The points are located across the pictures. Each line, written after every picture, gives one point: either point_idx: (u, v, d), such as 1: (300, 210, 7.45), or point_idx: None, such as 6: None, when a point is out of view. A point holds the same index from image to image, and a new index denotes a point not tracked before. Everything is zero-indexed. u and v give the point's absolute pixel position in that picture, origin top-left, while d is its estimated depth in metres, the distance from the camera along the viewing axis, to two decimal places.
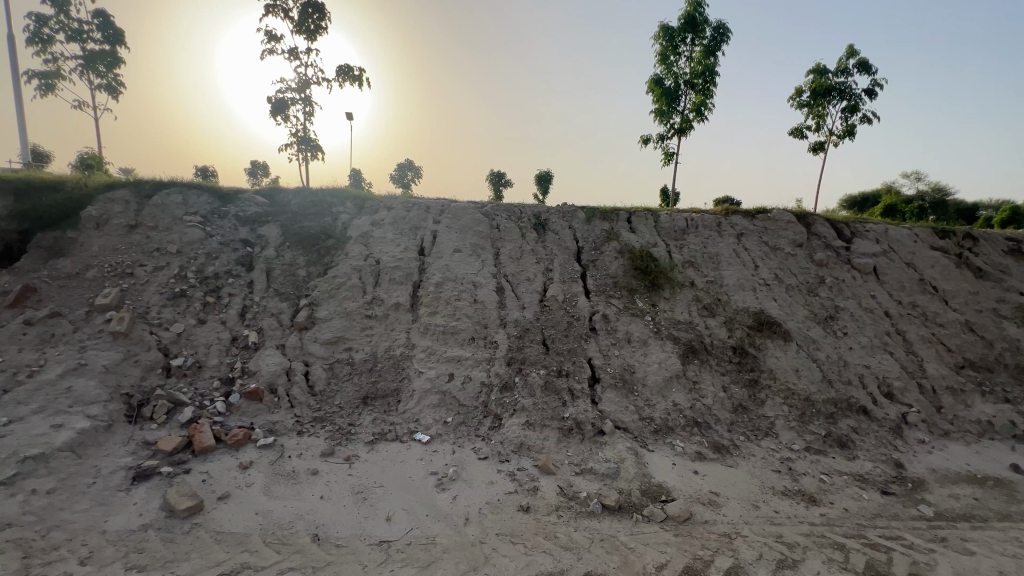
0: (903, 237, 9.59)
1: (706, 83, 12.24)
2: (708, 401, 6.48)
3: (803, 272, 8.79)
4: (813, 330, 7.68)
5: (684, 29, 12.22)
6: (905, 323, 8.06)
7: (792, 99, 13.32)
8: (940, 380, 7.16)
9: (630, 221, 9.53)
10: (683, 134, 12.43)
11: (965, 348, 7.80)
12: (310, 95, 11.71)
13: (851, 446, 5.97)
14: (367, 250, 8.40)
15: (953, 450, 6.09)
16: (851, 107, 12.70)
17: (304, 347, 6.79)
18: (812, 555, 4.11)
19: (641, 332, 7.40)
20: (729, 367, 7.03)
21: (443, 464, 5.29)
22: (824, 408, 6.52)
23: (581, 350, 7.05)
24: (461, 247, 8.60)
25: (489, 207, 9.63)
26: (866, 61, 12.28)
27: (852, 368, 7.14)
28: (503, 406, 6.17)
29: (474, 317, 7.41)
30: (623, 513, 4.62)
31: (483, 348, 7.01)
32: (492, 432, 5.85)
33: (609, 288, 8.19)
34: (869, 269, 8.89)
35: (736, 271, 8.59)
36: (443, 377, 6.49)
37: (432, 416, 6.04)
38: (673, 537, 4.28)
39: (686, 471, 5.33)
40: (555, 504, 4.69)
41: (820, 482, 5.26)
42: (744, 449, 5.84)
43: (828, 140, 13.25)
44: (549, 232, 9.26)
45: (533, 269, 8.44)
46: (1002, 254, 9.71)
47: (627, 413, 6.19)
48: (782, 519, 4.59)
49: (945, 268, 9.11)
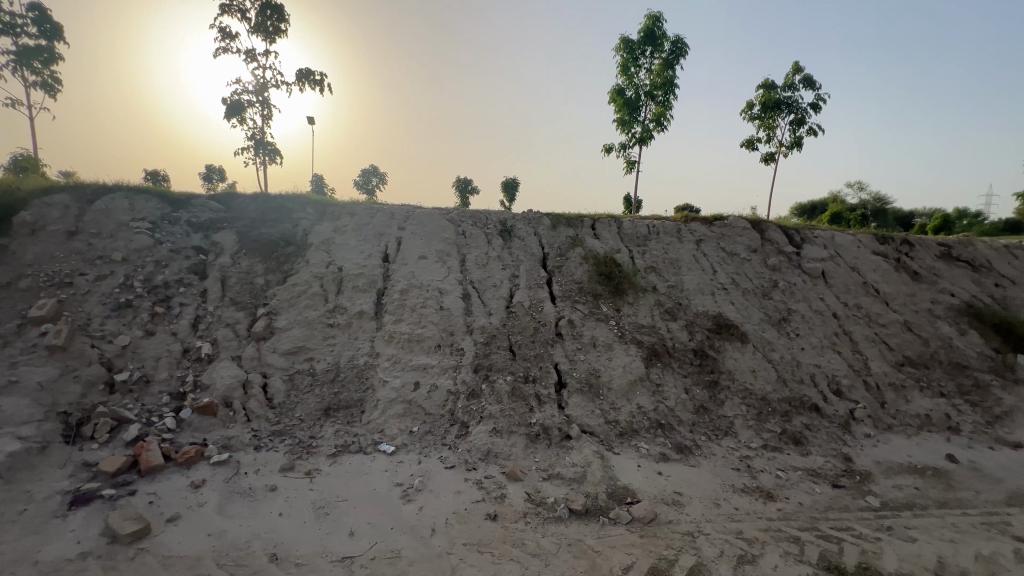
0: (847, 242, 10.19)
1: (665, 95, 12.65)
2: (671, 403, 6.64)
3: (758, 276, 9.18)
4: (768, 332, 8.01)
5: (643, 43, 12.62)
6: (851, 323, 8.53)
7: (744, 112, 13.96)
8: (883, 377, 7.60)
9: (595, 228, 9.71)
10: (643, 143, 12.78)
11: (905, 346, 8.31)
12: (268, 98, 11.38)
13: (805, 442, 6.24)
14: (329, 257, 8.20)
15: (896, 443, 6.45)
16: (798, 120, 13.42)
17: (262, 358, 6.54)
18: (770, 549, 4.25)
19: (606, 336, 7.53)
20: (691, 369, 7.23)
21: (408, 475, 5.18)
22: (779, 406, 6.80)
23: (547, 355, 7.10)
24: (426, 254, 8.53)
25: (454, 213, 9.59)
26: (810, 77, 13.05)
27: (805, 367, 7.49)
28: (470, 414, 6.12)
29: (441, 324, 7.34)
30: (590, 517, 4.65)
31: (450, 355, 6.94)
32: (459, 440, 5.79)
33: (575, 293, 8.30)
34: (817, 273, 9.39)
35: (696, 276, 8.89)
36: (409, 386, 6.39)
37: (397, 426, 5.91)
38: (639, 538, 4.34)
39: (651, 472, 5.43)
40: (523, 510, 4.67)
41: (776, 478, 5.46)
42: (706, 448, 6.01)
43: (778, 150, 13.93)
44: (515, 239, 9.29)
45: (499, 275, 8.45)
46: (935, 258, 10.46)
47: (594, 416, 6.27)
48: (741, 516, 4.74)
49: (885, 271, 9.72)
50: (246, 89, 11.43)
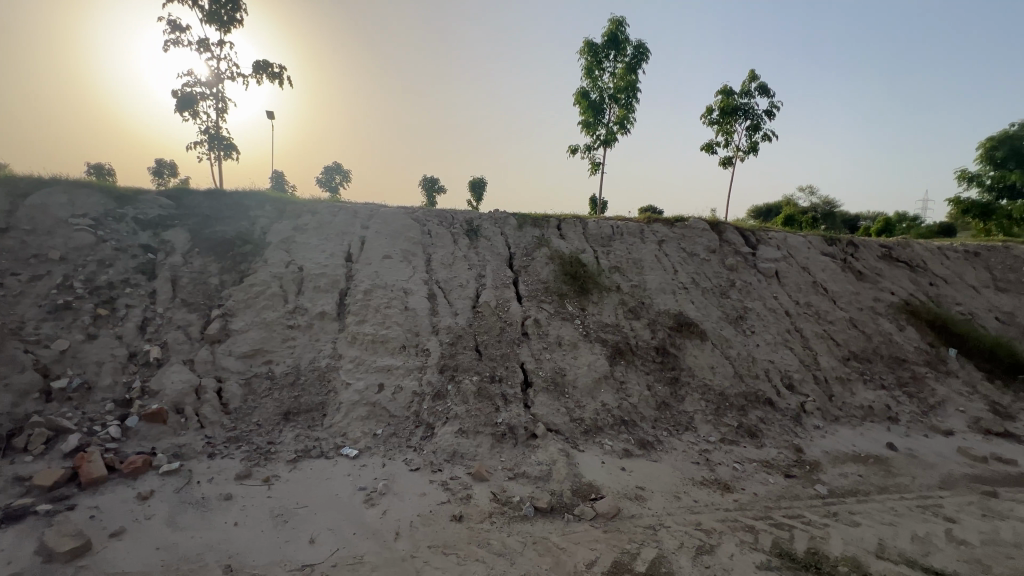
0: (799, 244, 10.70)
1: (628, 99, 12.91)
2: (634, 400, 6.79)
3: (716, 276, 9.51)
4: (726, 329, 8.32)
5: (607, 46, 12.84)
6: (802, 320, 8.97)
7: (704, 117, 14.43)
8: (831, 371, 8.02)
9: (560, 228, 9.82)
10: (608, 145, 13.01)
11: (851, 341, 8.79)
12: (223, 91, 10.91)
13: (760, 435, 6.51)
14: (289, 256, 7.94)
15: (842, 433, 6.82)
16: (754, 125, 13.98)
17: (216, 362, 6.26)
18: (726, 539, 4.41)
19: (571, 335, 7.62)
20: (653, 366, 7.41)
21: (372, 479, 5.08)
22: (736, 401, 7.07)
23: (513, 354, 7.12)
24: (391, 253, 8.39)
25: (419, 212, 9.48)
26: (765, 85, 13.62)
27: (760, 363, 7.81)
28: (436, 415, 6.07)
29: (406, 324, 7.25)
30: (555, 514, 4.70)
31: (415, 356, 6.85)
32: (424, 442, 5.73)
33: (541, 293, 8.36)
34: (771, 273, 9.81)
35: (658, 276, 9.12)
36: (373, 388, 6.27)
37: (360, 429, 5.79)
38: (602, 533, 4.41)
39: (614, 468, 5.53)
40: (489, 510, 4.67)
41: (733, 470, 5.68)
42: (667, 443, 6.17)
43: (735, 155, 14.47)
44: (481, 238, 9.28)
45: (465, 275, 8.41)
46: (877, 258, 11.13)
47: (559, 415, 6.34)
48: (700, 508, 4.90)
49: (833, 271, 10.27)
50: (198, 82, 10.92)
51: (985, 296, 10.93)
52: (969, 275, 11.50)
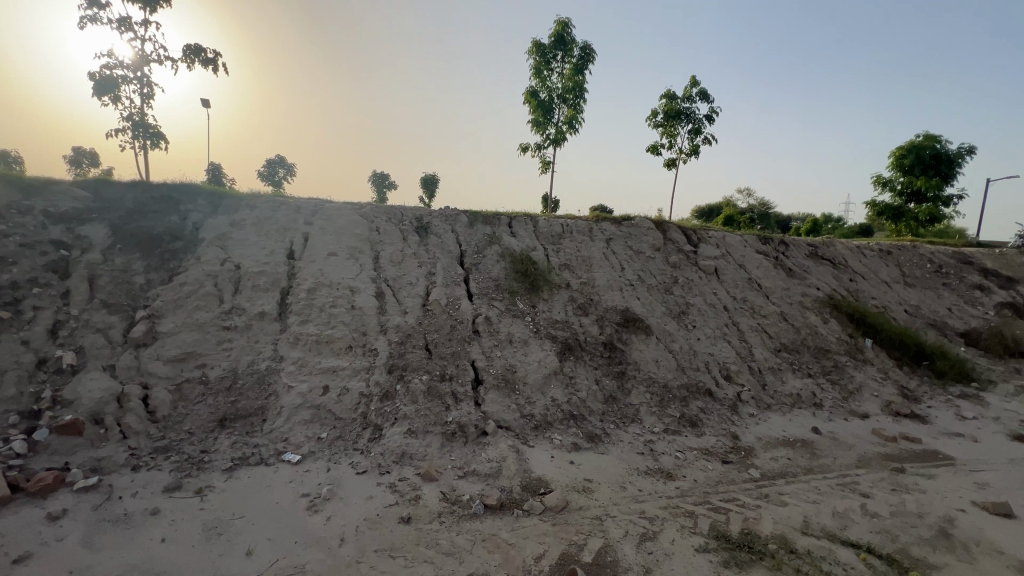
0: (736, 242, 11.31)
1: (577, 99, 13.15)
2: (583, 395, 6.93)
3: (660, 273, 9.89)
4: (669, 324, 8.67)
5: (555, 47, 13.01)
6: (739, 315, 9.50)
7: (649, 119, 14.94)
8: (764, 362, 8.55)
9: (511, 226, 9.86)
10: (558, 144, 13.18)
11: (782, 333, 9.40)
12: (150, 75, 10.12)
13: (700, 424, 6.83)
14: (224, 254, 7.48)
15: (774, 419, 7.28)
16: (695, 129, 14.63)
17: (141, 367, 5.80)
18: (668, 525, 4.60)
19: (522, 332, 7.67)
20: (601, 361, 7.61)
21: (316, 485, 4.89)
22: (679, 392, 7.38)
23: (464, 352, 7.08)
24: (337, 251, 8.11)
25: (367, 209, 9.22)
26: (705, 91, 14.28)
27: (700, 356, 8.21)
28: (384, 416, 5.93)
29: (352, 324, 7.03)
30: (504, 511, 4.71)
31: (362, 356, 6.66)
32: (372, 444, 5.58)
33: (491, 290, 8.36)
34: (711, 270, 10.32)
35: (606, 273, 9.37)
36: (317, 391, 6.04)
37: (303, 433, 5.57)
38: (551, 527, 4.47)
39: (564, 462, 5.63)
40: (438, 510, 4.62)
41: (675, 458, 5.93)
42: (614, 435, 6.35)
43: (678, 157, 15.09)
44: (431, 235, 9.16)
45: (415, 273, 8.27)
46: (805, 256, 11.97)
47: (509, 411, 6.37)
48: (644, 496, 5.08)
49: (766, 268, 10.94)
50: (120, 64, 10.06)
51: (896, 290, 12.02)
52: (883, 271, 12.60)
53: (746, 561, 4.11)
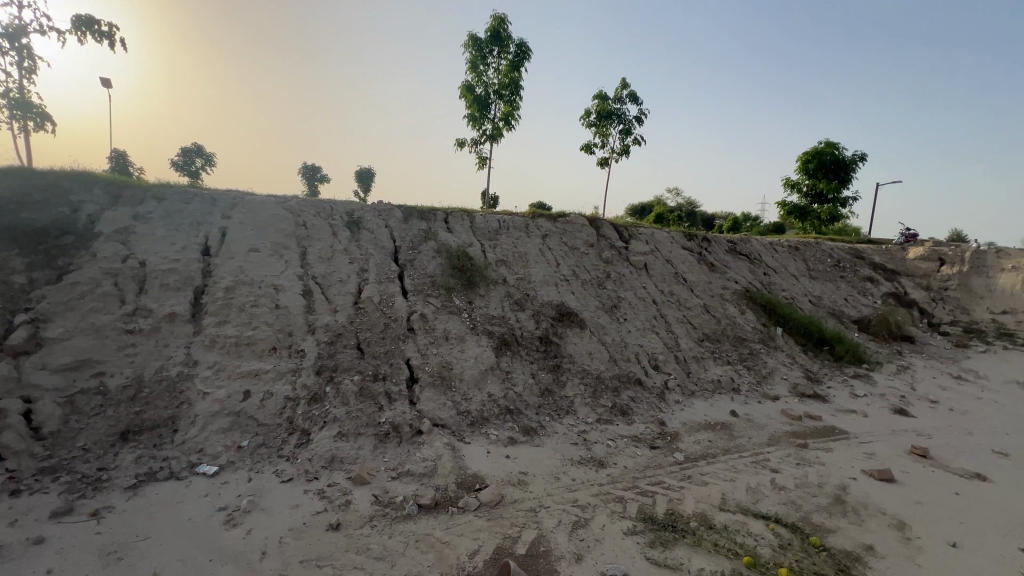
0: (663, 238, 11.92)
1: (512, 95, 13.20)
2: (519, 389, 7.00)
3: (594, 268, 10.21)
4: (602, 318, 8.97)
5: (491, 42, 12.97)
6: (666, 307, 10.01)
7: (583, 119, 15.33)
8: (689, 351, 9.07)
9: (447, 222, 9.75)
10: (494, 140, 13.18)
11: (704, 324, 10.03)
12: (30, 46, 8.90)
13: (630, 413, 7.13)
14: (126, 250, 6.76)
15: (697, 405, 7.76)
16: (626, 130, 15.20)
17: (23, 379, 5.11)
18: (599, 511, 4.76)
19: (458, 329, 7.61)
20: (537, 355, 7.72)
21: (234, 497, 4.56)
22: (611, 383, 7.66)
23: (398, 351, 6.91)
24: (258, 246, 7.60)
25: (293, 202, 8.72)
26: (634, 94, 14.88)
27: (631, 347, 8.57)
28: (312, 420, 5.65)
29: (277, 324, 6.63)
30: (439, 509, 4.65)
31: (288, 358, 6.30)
32: (298, 450, 5.29)
33: (427, 287, 8.22)
34: (641, 265, 10.80)
35: (542, 269, 9.51)
36: (236, 397, 5.63)
37: (221, 443, 5.17)
38: (486, 522, 4.48)
39: (499, 457, 5.65)
40: (369, 514, 4.47)
41: (607, 447, 6.14)
42: (550, 428, 6.47)
43: (611, 156, 15.61)
44: (363, 231, 8.84)
45: (346, 269, 7.94)
46: (725, 252, 12.84)
47: (445, 409, 6.30)
48: (577, 485, 5.22)
49: (690, 263, 11.61)
50: None
51: (802, 283, 13.22)
52: (792, 265, 13.80)
53: (670, 540, 4.34)
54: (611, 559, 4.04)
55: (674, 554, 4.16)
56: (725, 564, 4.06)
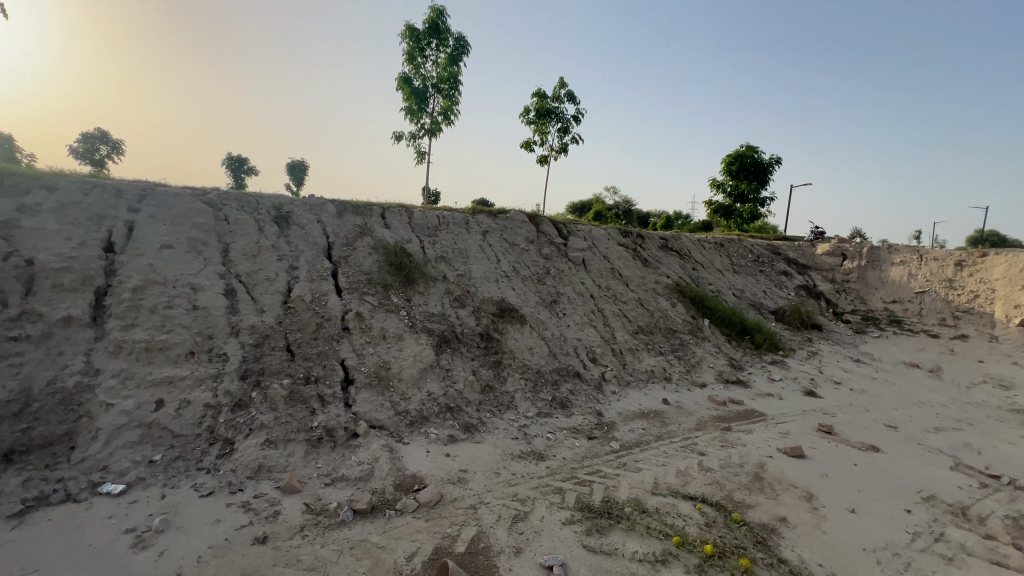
0: (600, 235, 12.28)
1: (451, 90, 13.01)
2: (459, 386, 6.94)
3: (534, 264, 10.33)
4: (542, 313, 9.10)
5: (429, 34, 12.70)
6: (603, 302, 10.33)
7: (522, 116, 15.43)
8: (625, 344, 9.42)
9: (384, 218, 9.48)
10: (433, 135, 12.95)
11: (639, 317, 10.46)
12: None
13: (569, 405, 7.29)
14: (9, 246, 5.94)
15: (632, 394, 8.08)
16: (564, 128, 15.48)
17: None
18: (538, 504, 4.82)
19: (397, 327, 7.41)
20: (477, 352, 7.68)
21: (144, 517, 4.16)
22: (550, 376, 7.79)
23: (331, 352, 6.61)
24: (172, 242, 6.96)
25: (212, 195, 8.09)
26: (572, 93, 15.18)
27: (570, 341, 8.76)
28: (236, 428, 5.27)
29: (195, 326, 6.12)
30: (375, 514, 4.52)
31: (208, 363, 5.83)
32: (220, 461, 4.92)
33: (363, 285, 7.93)
34: (579, 261, 11.07)
35: (482, 265, 9.48)
36: (147, 407, 5.14)
37: (129, 459, 4.70)
38: (424, 522, 4.40)
39: (439, 456, 5.58)
40: (299, 524, 4.25)
41: (547, 440, 6.24)
42: (490, 424, 6.46)
43: (550, 154, 15.85)
44: (293, 226, 8.37)
45: (274, 267, 7.48)
46: (658, 248, 13.46)
47: (383, 410, 6.11)
48: (517, 480, 5.26)
49: (626, 259, 12.06)
50: None
51: (726, 277, 14.13)
52: (717, 261, 14.71)
53: (606, 526, 4.49)
54: (550, 550, 4.10)
55: (610, 540, 4.30)
56: (657, 545, 4.26)
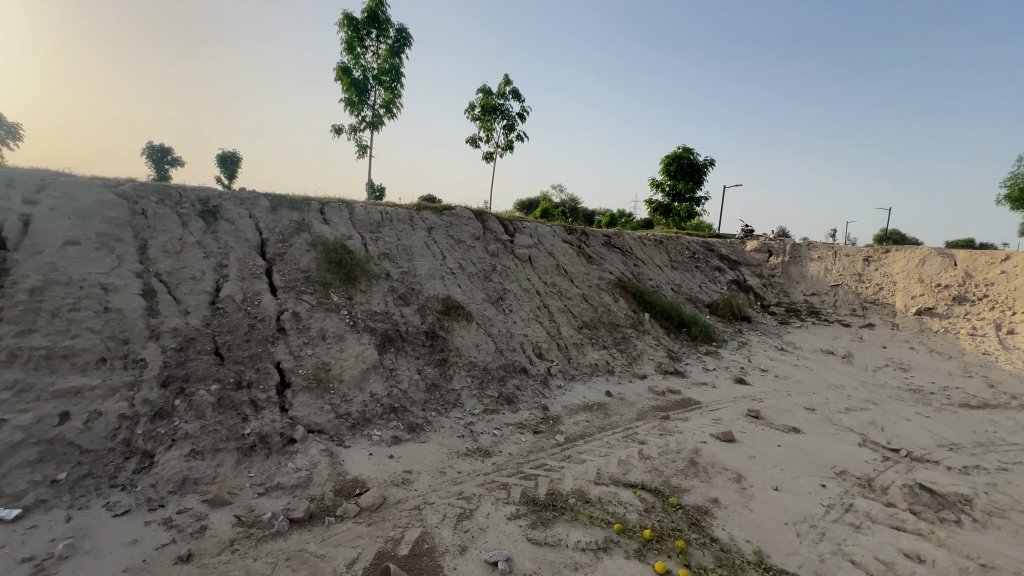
0: (546, 232, 12.45)
1: (393, 82, 12.67)
2: (404, 386, 6.79)
3: (480, 261, 10.30)
4: (488, 310, 9.10)
5: (368, 24, 12.29)
6: (549, 298, 10.48)
7: (467, 112, 15.32)
8: (570, 339, 9.61)
9: (323, 213, 9.09)
10: (375, 128, 12.57)
11: (583, 312, 10.70)
12: None
13: (515, 401, 7.34)
14: None
15: (577, 388, 8.26)
16: (510, 125, 15.52)
17: None
18: (484, 500, 4.82)
19: (337, 327, 7.13)
20: (422, 350, 7.55)
21: (45, 543, 3.73)
22: (497, 373, 7.80)
23: (265, 354, 6.26)
24: (79, 238, 6.30)
25: (127, 187, 7.40)
26: (517, 91, 15.25)
27: (516, 338, 8.82)
28: (156, 440, 4.86)
29: (107, 330, 5.58)
30: (313, 521, 4.33)
31: (123, 370, 5.34)
32: (137, 477, 4.52)
33: (300, 284, 7.57)
34: (525, 258, 11.17)
35: (427, 262, 9.33)
36: (49, 421, 4.62)
37: (27, 479, 4.21)
38: (366, 527, 4.27)
39: (382, 458, 5.43)
40: (228, 538, 4.00)
41: (493, 436, 6.24)
42: (436, 423, 6.38)
43: (496, 151, 15.85)
44: (221, 221, 7.84)
45: (200, 265, 6.97)
46: (601, 245, 13.84)
47: (322, 414, 5.87)
48: (463, 478, 5.22)
49: (571, 256, 12.31)
50: None
51: (665, 273, 14.77)
52: (657, 257, 15.34)
53: (550, 518, 4.56)
54: (495, 546, 4.11)
55: (554, 532, 4.37)
56: (599, 533, 4.38)
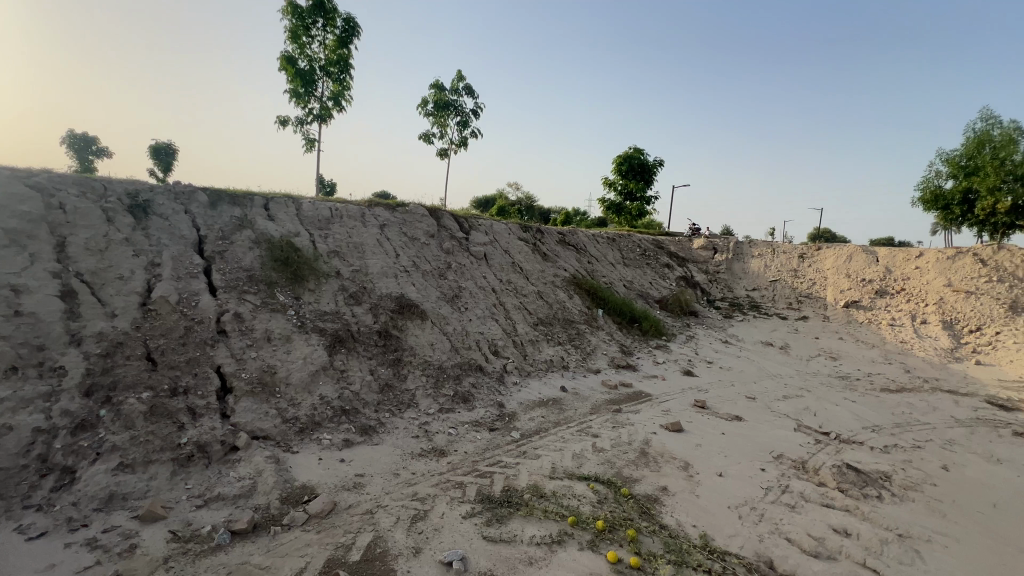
0: (502, 230, 12.47)
1: (341, 74, 12.25)
2: (355, 387, 6.59)
3: (435, 259, 10.17)
4: (443, 308, 9.00)
5: (314, 12, 11.80)
6: (504, 295, 10.50)
7: (420, 107, 15.07)
8: (526, 336, 9.67)
9: (267, 209, 8.67)
10: (323, 121, 12.11)
11: (539, 308, 10.81)
12: None
13: (471, 399, 7.30)
14: None
15: (532, 384, 8.33)
16: (464, 122, 15.40)
17: None
18: (438, 500, 4.76)
19: (283, 328, 6.83)
20: (375, 350, 7.36)
21: None
22: (452, 371, 7.74)
23: (204, 358, 5.90)
24: None
25: (42, 178, 6.75)
26: (470, 87, 15.15)
27: (472, 336, 8.78)
28: (79, 454, 4.47)
29: (18, 336, 5.06)
30: (258, 532, 4.13)
31: (37, 380, 4.86)
32: (55, 495, 4.14)
33: (242, 283, 7.19)
34: (481, 255, 11.13)
35: (380, 260, 9.09)
36: None
37: None
38: (315, 535, 4.11)
39: (332, 462, 5.26)
40: (162, 556, 3.73)
41: (448, 435, 6.18)
42: (390, 424, 6.24)
43: (450, 147, 15.68)
44: (153, 217, 7.30)
45: (128, 264, 6.46)
46: (556, 243, 14.02)
47: (267, 419, 5.60)
48: (417, 479, 5.14)
49: (526, 253, 12.40)
50: None
51: (618, 270, 15.16)
52: (610, 255, 15.71)
53: (506, 515, 4.57)
54: (450, 546, 4.07)
55: (509, 528, 4.39)
56: (554, 527, 4.44)
